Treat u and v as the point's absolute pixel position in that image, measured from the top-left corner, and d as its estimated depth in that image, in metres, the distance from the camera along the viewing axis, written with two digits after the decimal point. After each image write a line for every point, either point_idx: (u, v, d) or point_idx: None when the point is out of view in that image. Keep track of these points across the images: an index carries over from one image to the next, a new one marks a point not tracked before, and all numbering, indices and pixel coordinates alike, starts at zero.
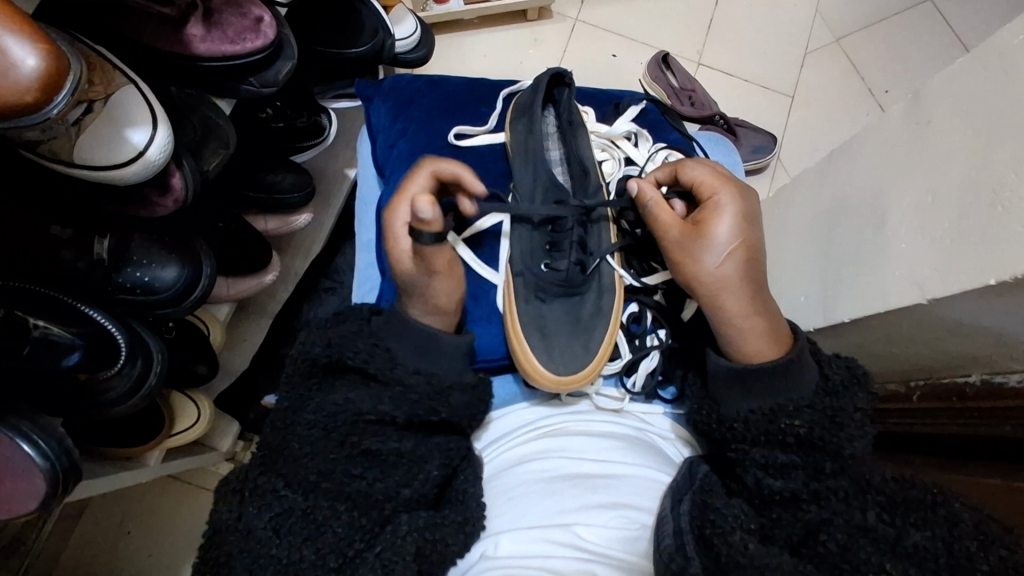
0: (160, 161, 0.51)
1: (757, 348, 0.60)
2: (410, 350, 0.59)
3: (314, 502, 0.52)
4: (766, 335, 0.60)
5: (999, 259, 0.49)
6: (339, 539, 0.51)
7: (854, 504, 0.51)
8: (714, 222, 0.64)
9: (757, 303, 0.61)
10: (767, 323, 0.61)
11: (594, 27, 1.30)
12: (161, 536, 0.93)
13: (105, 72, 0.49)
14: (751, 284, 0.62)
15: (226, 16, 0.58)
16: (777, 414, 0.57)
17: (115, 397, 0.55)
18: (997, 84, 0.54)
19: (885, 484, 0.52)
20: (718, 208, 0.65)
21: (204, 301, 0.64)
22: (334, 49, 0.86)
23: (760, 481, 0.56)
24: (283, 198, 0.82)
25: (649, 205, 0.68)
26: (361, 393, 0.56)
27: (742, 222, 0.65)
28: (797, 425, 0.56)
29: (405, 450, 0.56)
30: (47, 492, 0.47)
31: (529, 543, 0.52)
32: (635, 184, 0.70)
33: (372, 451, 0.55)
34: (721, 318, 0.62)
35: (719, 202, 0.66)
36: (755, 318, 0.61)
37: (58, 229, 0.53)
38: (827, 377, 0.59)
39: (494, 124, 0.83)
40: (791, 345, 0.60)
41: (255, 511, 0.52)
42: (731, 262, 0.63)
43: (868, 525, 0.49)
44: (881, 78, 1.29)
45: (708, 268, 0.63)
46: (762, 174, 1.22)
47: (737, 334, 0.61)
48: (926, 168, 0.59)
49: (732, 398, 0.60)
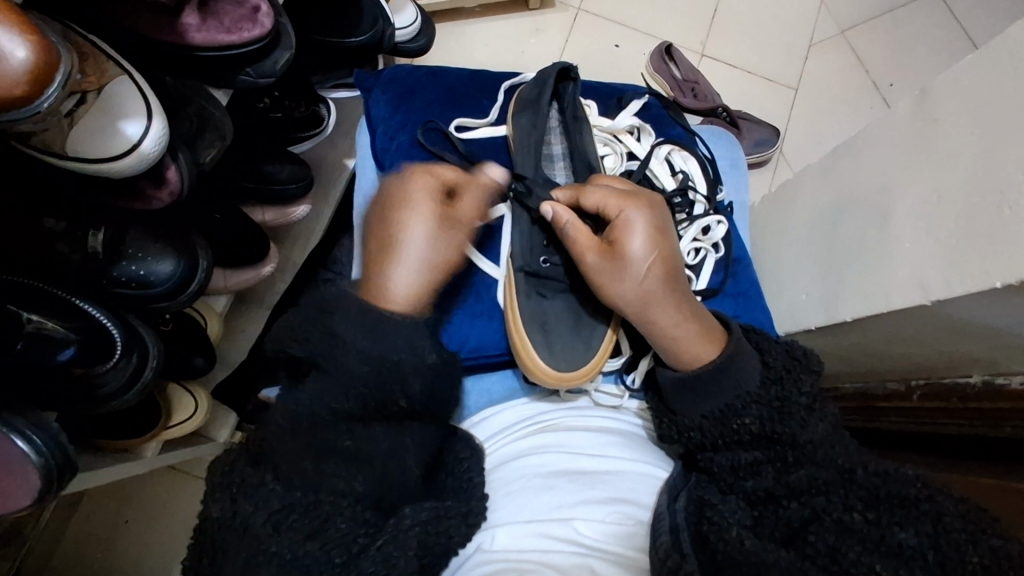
0: (155, 154, 0.50)
1: (694, 352, 0.62)
2: None
3: None
4: (701, 338, 0.63)
5: (1004, 261, 0.49)
6: None
7: (838, 498, 0.49)
8: (629, 243, 0.64)
9: (684, 311, 0.63)
10: (697, 323, 0.63)
11: (596, 16, 1.29)
12: (158, 525, 0.94)
13: (98, 62, 0.48)
14: (673, 293, 0.63)
15: (222, 6, 0.57)
16: (726, 416, 0.58)
17: (109, 392, 0.55)
18: (1006, 83, 0.53)
19: (867, 477, 0.50)
20: (628, 223, 0.65)
21: (201, 294, 0.63)
22: (331, 38, 0.84)
23: None
24: (280, 189, 0.81)
25: (566, 228, 0.67)
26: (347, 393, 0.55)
27: (652, 234, 0.65)
28: (747, 422, 0.57)
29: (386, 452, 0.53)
30: (42, 487, 0.46)
31: (525, 538, 0.52)
32: (550, 209, 0.68)
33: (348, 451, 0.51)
34: (655, 331, 0.64)
35: (626, 217, 0.65)
36: (687, 323, 0.63)
37: (51, 222, 0.53)
38: (769, 366, 0.61)
39: (496, 116, 0.82)
40: (725, 345, 0.62)
41: None
42: (639, 275, 0.63)
43: (854, 525, 0.47)
44: (886, 72, 1.27)
45: (626, 288, 0.64)
46: (764, 168, 1.21)
47: (675, 342, 0.63)
48: (932, 168, 0.58)
49: (685, 403, 0.61)
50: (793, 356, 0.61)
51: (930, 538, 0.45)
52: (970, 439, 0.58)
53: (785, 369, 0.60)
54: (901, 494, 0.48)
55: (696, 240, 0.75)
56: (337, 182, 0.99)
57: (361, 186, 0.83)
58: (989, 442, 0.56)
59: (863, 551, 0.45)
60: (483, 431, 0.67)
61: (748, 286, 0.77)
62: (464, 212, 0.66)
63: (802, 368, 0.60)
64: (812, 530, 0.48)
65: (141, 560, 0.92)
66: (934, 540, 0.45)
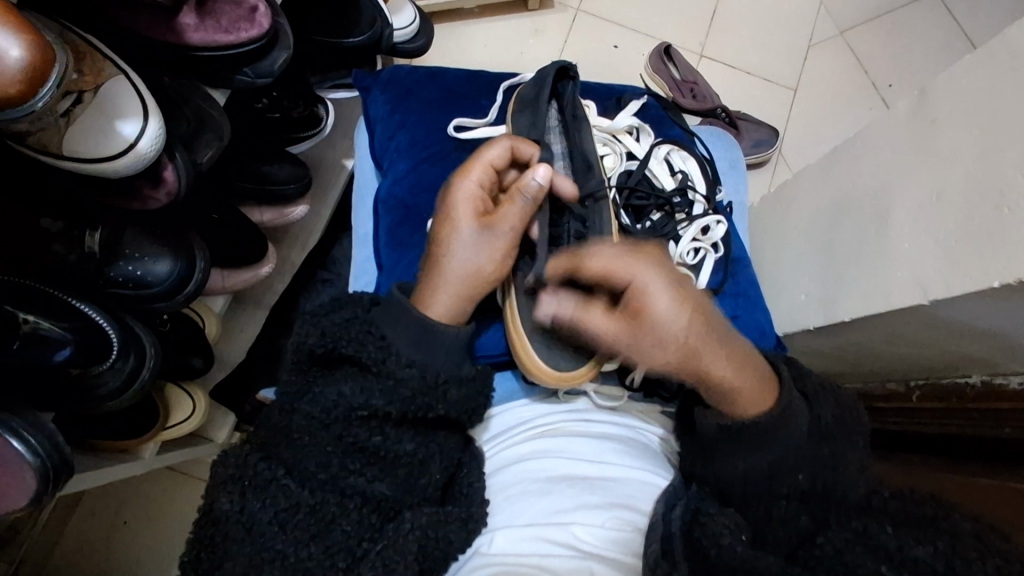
0: (151, 154, 0.49)
1: (744, 402, 0.57)
2: (408, 340, 0.55)
3: (322, 499, 0.52)
4: (754, 387, 0.57)
5: (1004, 262, 0.49)
6: (348, 538, 0.51)
7: (841, 512, 0.50)
8: (653, 323, 0.55)
9: (737, 366, 0.56)
10: (748, 377, 0.56)
11: (595, 17, 1.29)
12: (156, 526, 0.93)
13: (94, 62, 0.48)
14: (721, 353, 0.56)
15: (220, 6, 0.57)
16: (776, 471, 0.56)
17: (106, 393, 0.54)
18: (1005, 83, 0.53)
19: (872, 494, 0.51)
20: (642, 291, 0.56)
21: (197, 297, 0.63)
22: (330, 38, 0.84)
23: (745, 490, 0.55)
24: (278, 189, 0.81)
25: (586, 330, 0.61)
26: (355, 386, 0.54)
27: (679, 297, 0.56)
28: (799, 479, 0.56)
29: (405, 452, 0.54)
30: (39, 488, 0.46)
31: (522, 542, 0.52)
32: (546, 307, 0.63)
33: (372, 450, 0.54)
34: (709, 390, 0.58)
35: (636, 289, 0.56)
36: (740, 378, 0.56)
37: (49, 221, 0.52)
38: (820, 421, 0.59)
39: (495, 116, 0.82)
40: (777, 393, 0.57)
41: (259, 504, 0.51)
42: (676, 356, 0.56)
43: (870, 532, 0.46)
44: (885, 73, 1.27)
45: (666, 367, 0.57)
46: (763, 169, 1.21)
47: (728, 398, 0.57)
48: (931, 167, 0.58)
49: (730, 455, 0.58)
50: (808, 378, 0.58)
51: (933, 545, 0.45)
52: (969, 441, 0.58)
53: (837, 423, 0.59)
54: (910, 506, 0.48)
55: (696, 240, 0.75)
56: (336, 183, 0.99)
57: (360, 188, 0.83)
58: (989, 444, 0.56)
59: (871, 557, 0.45)
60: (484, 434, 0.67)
61: (747, 286, 0.76)
62: (503, 217, 0.61)
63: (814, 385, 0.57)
64: (820, 536, 0.49)
65: (139, 561, 0.91)
66: (948, 559, 0.43)
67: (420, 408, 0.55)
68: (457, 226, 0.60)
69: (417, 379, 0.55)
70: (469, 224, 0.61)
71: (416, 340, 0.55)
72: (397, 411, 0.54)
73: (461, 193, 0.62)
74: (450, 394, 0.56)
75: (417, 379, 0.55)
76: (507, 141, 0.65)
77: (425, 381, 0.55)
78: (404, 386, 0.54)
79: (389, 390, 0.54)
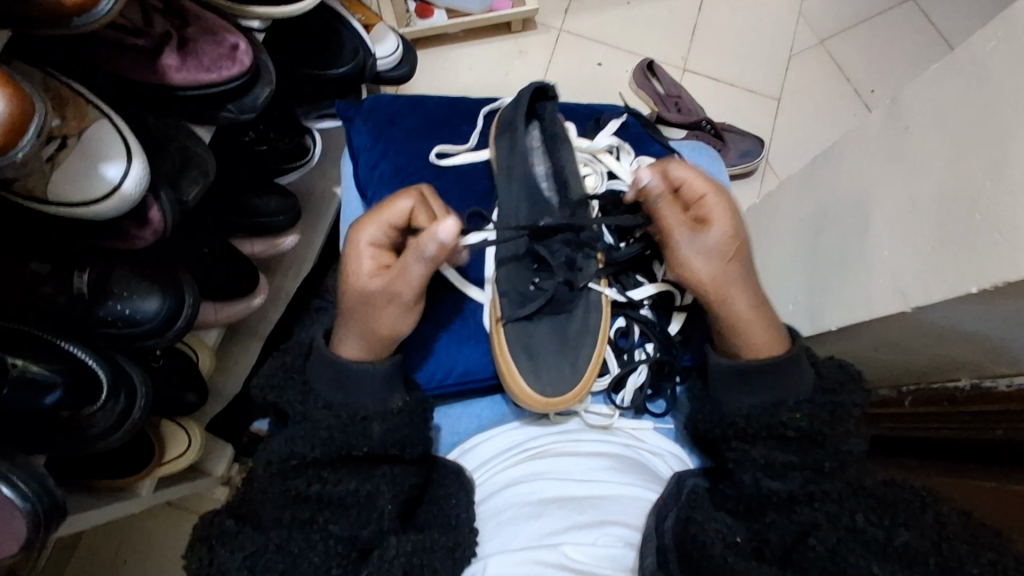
0: (136, 194, 0.50)
1: (759, 343, 0.60)
2: (328, 384, 0.59)
3: (286, 537, 0.51)
4: (762, 335, 0.60)
5: (980, 268, 0.49)
6: (314, 568, 0.50)
7: (846, 506, 0.51)
8: (713, 234, 0.62)
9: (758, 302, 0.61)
10: (758, 331, 0.60)
11: (578, 36, 1.31)
12: (156, 562, 0.93)
13: (79, 107, 0.49)
14: (746, 279, 0.62)
15: (202, 45, 0.58)
16: (778, 408, 0.57)
17: (98, 433, 0.54)
18: (971, 90, 0.54)
19: (877, 487, 0.52)
20: (709, 211, 0.64)
21: (188, 330, 0.63)
22: (312, 70, 0.85)
23: (760, 481, 0.55)
24: (268, 221, 0.82)
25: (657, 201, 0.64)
26: (296, 432, 0.57)
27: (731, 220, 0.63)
28: (798, 419, 0.57)
29: (348, 489, 0.55)
30: (28, 533, 0.46)
31: (516, 565, 0.51)
32: (644, 175, 0.65)
33: (313, 497, 0.54)
34: (731, 317, 0.61)
35: (709, 206, 0.64)
36: (756, 311, 0.61)
37: (37, 265, 0.54)
38: (822, 375, 0.59)
39: (476, 141, 0.83)
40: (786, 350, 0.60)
41: (227, 552, 0.50)
42: (721, 262, 0.62)
43: (858, 527, 0.49)
44: (867, 78, 1.29)
45: (705, 272, 0.62)
46: (751, 178, 1.23)
47: (738, 338, 0.61)
48: (906, 175, 0.59)
49: (732, 394, 0.60)
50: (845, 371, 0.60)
51: (933, 540, 0.46)
52: (970, 443, 0.58)
53: (838, 380, 0.59)
54: (906, 502, 0.49)
55: None
56: (327, 212, 1.00)
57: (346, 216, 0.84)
58: (988, 445, 0.56)
59: (863, 558, 0.47)
60: (475, 462, 0.66)
61: None
62: (403, 271, 0.58)
63: (853, 383, 0.59)
64: (814, 536, 0.50)
65: None
66: (938, 544, 0.46)
67: (345, 445, 0.57)
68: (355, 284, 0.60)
69: (331, 419, 0.57)
70: (361, 284, 0.60)
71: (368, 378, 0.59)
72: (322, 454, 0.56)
73: (354, 259, 0.61)
74: (372, 429, 0.57)
75: (337, 419, 0.57)
76: (400, 207, 0.61)
77: (342, 420, 0.57)
78: (320, 429, 0.57)
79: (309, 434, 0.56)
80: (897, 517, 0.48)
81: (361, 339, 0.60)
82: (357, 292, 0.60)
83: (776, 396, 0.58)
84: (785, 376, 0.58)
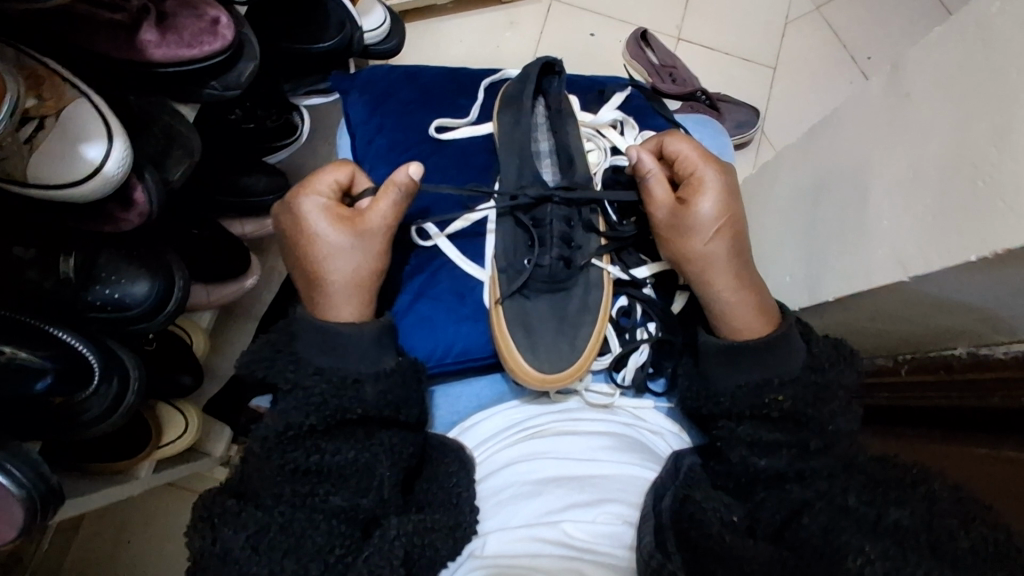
0: (119, 176, 0.49)
1: (747, 324, 0.60)
2: (315, 349, 0.58)
3: (291, 516, 0.51)
4: (751, 307, 0.61)
5: (981, 237, 0.48)
6: (318, 546, 0.50)
7: (837, 483, 0.51)
8: (702, 205, 0.62)
9: (743, 276, 0.62)
10: (749, 301, 0.61)
11: (570, 5, 1.28)
12: (156, 544, 0.93)
13: (55, 85, 0.48)
14: (737, 256, 0.62)
15: (182, 20, 0.57)
16: (763, 389, 0.57)
17: (91, 418, 0.53)
18: (975, 56, 0.53)
19: (870, 463, 0.52)
20: (702, 182, 0.63)
21: (179, 312, 0.62)
22: (298, 44, 0.83)
23: (748, 459, 0.56)
24: (258, 201, 0.81)
25: (648, 178, 0.66)
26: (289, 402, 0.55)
27: (723, 193, 0.63)
28: (781, 399, 0.57)
29: (346, 461, 0.54)
30: (25, 518, 0.46)
31: (516, 542, 0.52)
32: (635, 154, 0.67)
33: (314, 468, 0.54)
34: (711, 292, 0.62)
35: (702, 178, 0.64)
36: (740, 288, 0.61)
37: (21, 250, 0.52)
38: (814, 354, 0.59)
39: (476, 115, 0.81)
40: (780, 323, 0.60)
41: (231, 531, 0.49)
42: (707, 237, 0.62)
43: (849, 506, 0.48)
44: (863, 45, 1.27)
45: (695, 246, 0.62)
46: (747, 149, 1.21)
47: (724, 313, 0.62)
48: (906, 144, 0.58)
49: (722, 373, 0.60)
50: (838, 350, 0.60)
51: (923, 517, 0.46)
52: (965, 411, 0.58)
53: (833, 354, 0.59)
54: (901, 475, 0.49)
55: None
56: None
57: None
58: (983, 413, 0.56)
59: (857, 529, 0.47)
60: (474, 440, 0.66)
61: None
62: (375, 216, 0.62)
63: (844, 362, 0.59)
64: (807, 514, 0.50)
65: None
66: (928, 521, 0.46)
67: (337, 412, 0.56)
68: (327, 244, 0.61)
69: (324, 385, 0.56)
70: (335, 242, 0.61)
71: (362, 352, 0.58)
72: (317, 422, 0.55)
73: (307, 209, 0.61)
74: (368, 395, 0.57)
75: (326, 383, 0.56)
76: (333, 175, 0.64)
77: (331, 385, 0.56)
78: (312, 395, 0.56)
79: (301, 402, 0.56)
80: (889, 495, 0.48)
81: (352, 298, 0.61)
82: (320, 257, 0.61)
83: (769, 373, 0.58)
84: (782, 350, 0.58)
